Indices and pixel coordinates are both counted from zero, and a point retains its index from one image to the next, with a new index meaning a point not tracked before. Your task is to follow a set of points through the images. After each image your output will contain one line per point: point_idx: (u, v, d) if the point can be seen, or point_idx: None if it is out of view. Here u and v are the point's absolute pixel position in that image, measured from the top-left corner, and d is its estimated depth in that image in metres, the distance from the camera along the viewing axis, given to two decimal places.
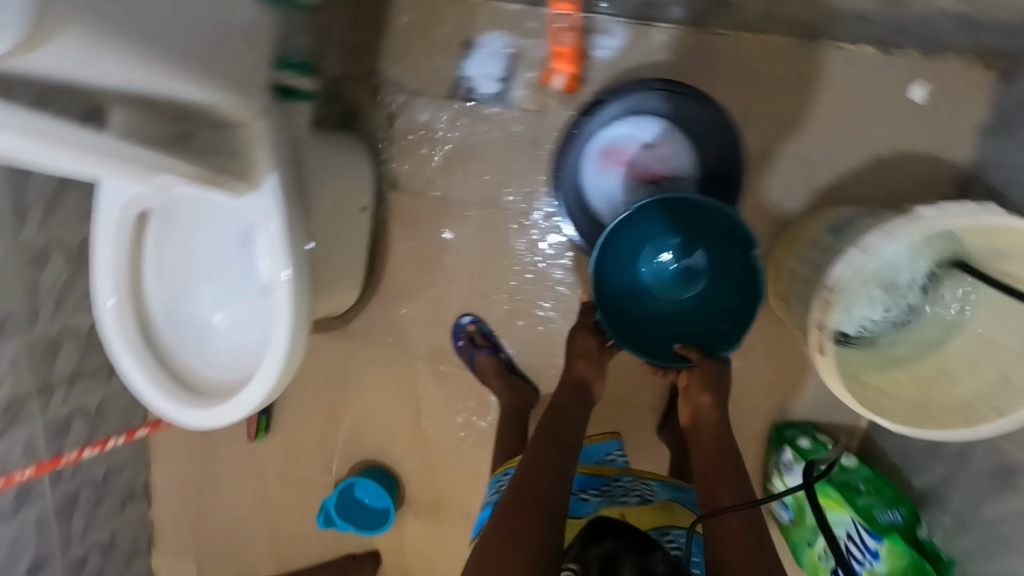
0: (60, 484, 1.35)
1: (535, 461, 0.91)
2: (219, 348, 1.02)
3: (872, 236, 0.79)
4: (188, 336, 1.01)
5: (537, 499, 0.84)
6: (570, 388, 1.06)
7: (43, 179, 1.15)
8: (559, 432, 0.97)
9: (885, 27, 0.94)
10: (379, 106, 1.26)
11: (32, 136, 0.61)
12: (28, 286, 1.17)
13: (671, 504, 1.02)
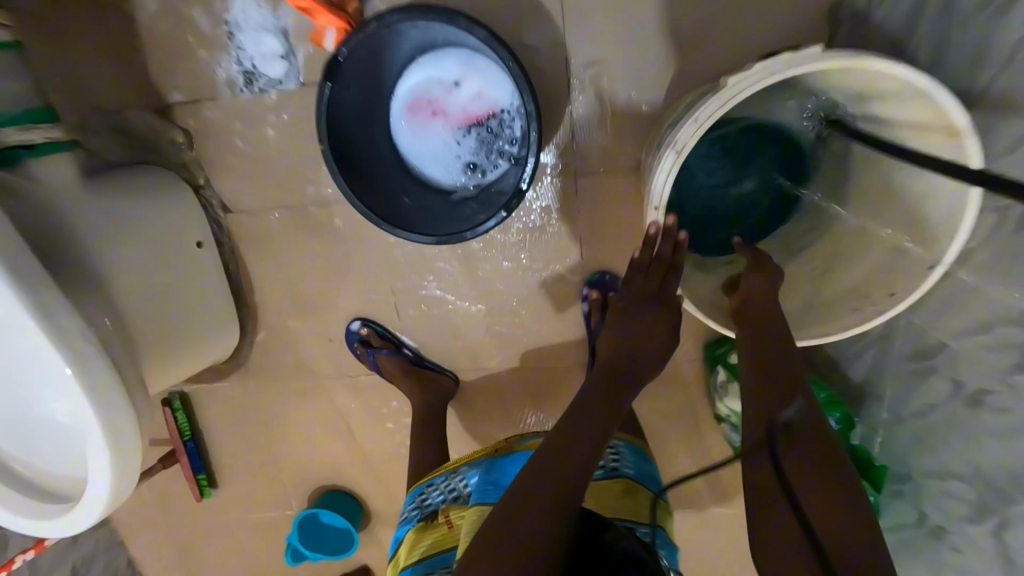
0: None
1: (561, 454, 0.72)
2: (63, 449, 0.92)
3: (681, 133, 0.71)
4: (30, 442, 0.93)
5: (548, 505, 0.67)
6: (648, 323, 0.83)
7: None
8: (603, 422, 0.75)
9: None
10: (171, 127, 1.10)
11: None
12: None
13: (635, 487, 0.88)
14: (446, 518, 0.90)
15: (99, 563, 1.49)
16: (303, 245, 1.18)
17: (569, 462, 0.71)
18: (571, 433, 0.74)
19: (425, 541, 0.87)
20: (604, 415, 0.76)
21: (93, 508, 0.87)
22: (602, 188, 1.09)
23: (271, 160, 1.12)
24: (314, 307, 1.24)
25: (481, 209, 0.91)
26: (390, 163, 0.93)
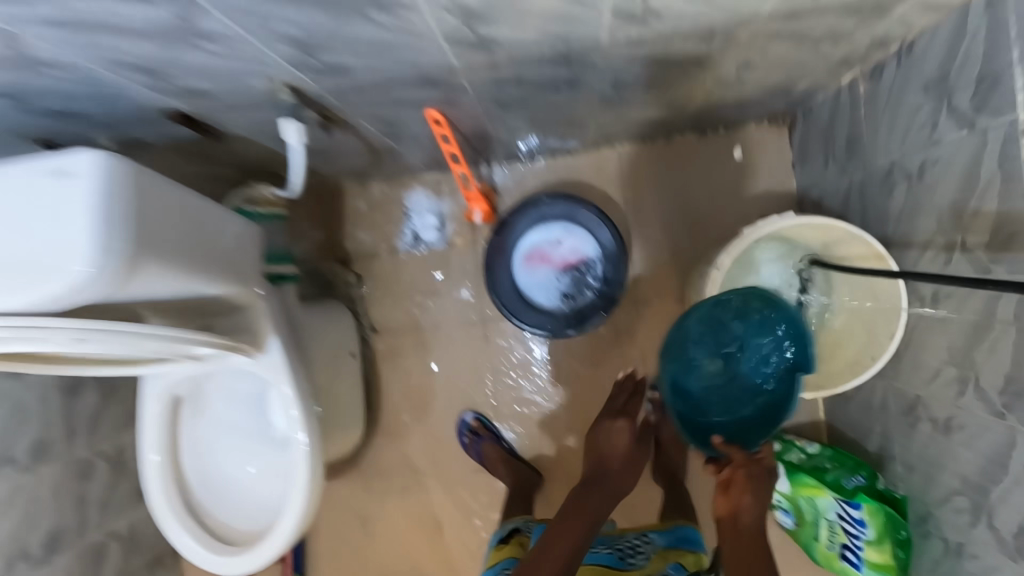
0: None
1: (552, 546, 0.93)
2: (254, 497, 1.19)
3: (721, 258, 1.09)
4: (228, 485, 1.19)
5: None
6: (622, 438, 1.14)
7: (90, 403, 1.38)
8: (586, 519, 0.97)
9: (689, 121, 1.31)
10: (349, 270, 1.55)
11: (105, 332, 0.72)
12: (78, 499, 1.34)
13: (667, 551, 1.07)
14: (519, 541, 1.13)
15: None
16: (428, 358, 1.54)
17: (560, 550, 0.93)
18: (565, 515, 0.99)
19: (502, 551, 1.11)
20: (587, 514, 0.98)
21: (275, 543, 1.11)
22: (655, 315, 1.47)
23: (415, 294, 1.54)
24: (427, 409, 1.55)
25: (576, 325, 1.35)
26: (515, 287, 1.37)
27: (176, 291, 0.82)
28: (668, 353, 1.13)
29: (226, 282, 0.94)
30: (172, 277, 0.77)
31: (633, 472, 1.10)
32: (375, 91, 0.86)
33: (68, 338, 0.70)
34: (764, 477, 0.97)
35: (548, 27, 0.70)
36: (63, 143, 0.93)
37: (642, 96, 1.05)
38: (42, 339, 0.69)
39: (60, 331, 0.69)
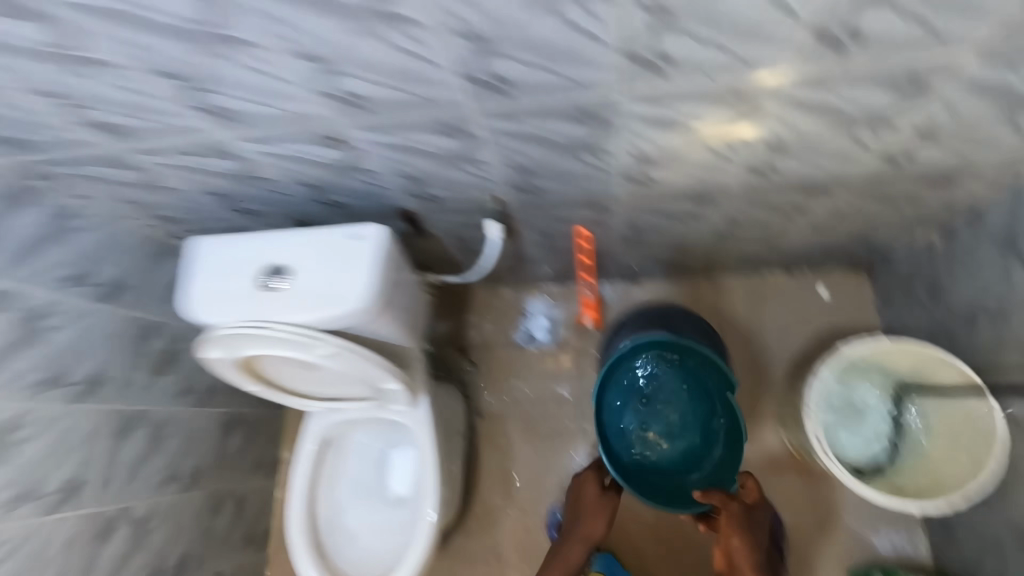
0: None
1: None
2: (374, 545, 1.33)
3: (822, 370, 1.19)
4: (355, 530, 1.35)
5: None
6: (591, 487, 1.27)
7: (235, 444, 1.57)
8: (573, 565, 1.20)
9: (781, 259, 1.53)
10: (466, 358, 1.76)
11: (340, 349, 0.95)
12: (207, 531, 1.47)
13: None
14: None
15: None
16: (527, 447, 1.67)
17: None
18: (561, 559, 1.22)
19: None
20: (573, 560, 1.20)
21: None
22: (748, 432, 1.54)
23: (522, 385, 1.73)
24: (522, 498, 1.63)
25: None
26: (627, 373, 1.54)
27: (384, 330, 1.05)
28: (600, 410, 1.28)
29: (408, 337, 1.17)
30: (387, 317, 1.01)
31: (605, 519, 1.24)
32: (550, 208, 1.16)
33: (318, 348, 0.94)
34: (754, 515, 1.14)
35: (695, 172, 0.98)
36: (312, 224, 1.27)
37: (747, 233, 1.29)
38: (303, 347, 0.93)
39: (316, 342, 0.93)
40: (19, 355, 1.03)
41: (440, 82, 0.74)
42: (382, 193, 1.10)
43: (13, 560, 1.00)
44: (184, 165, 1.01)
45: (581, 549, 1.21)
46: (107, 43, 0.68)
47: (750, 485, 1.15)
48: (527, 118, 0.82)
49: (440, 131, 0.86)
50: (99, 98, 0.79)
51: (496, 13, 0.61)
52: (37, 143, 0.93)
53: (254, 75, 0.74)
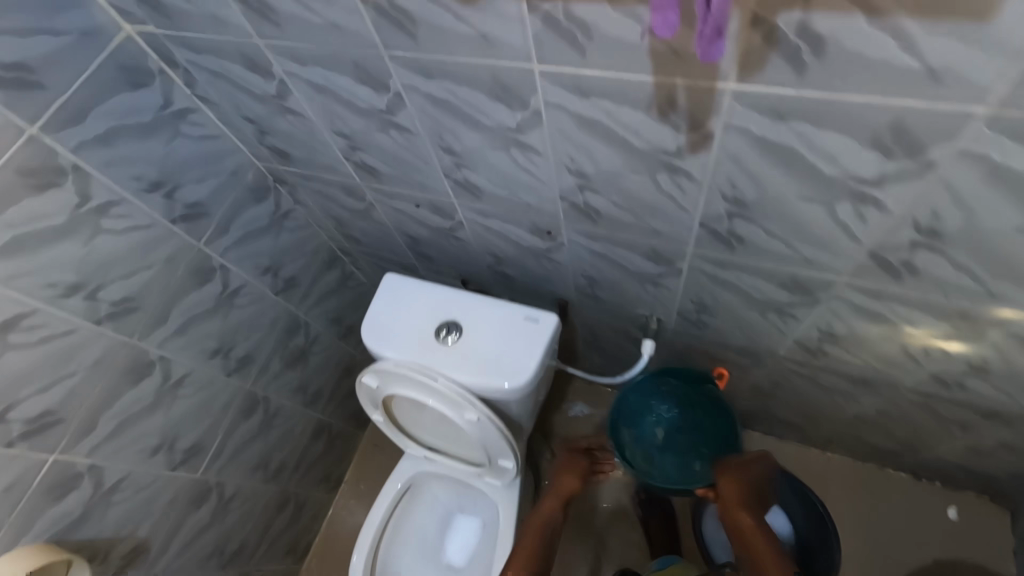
0: None
1: (531, 538, 1.15)
2: None
3: None
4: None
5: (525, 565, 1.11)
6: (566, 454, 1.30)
7: (315, 453, 1.61)
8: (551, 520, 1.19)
9: (912, 462, 1.43)
10: (547, 445, 1.67)
11: (490, 421, 1.01)
12: (266, 529, 1.48)
13: None
14: None
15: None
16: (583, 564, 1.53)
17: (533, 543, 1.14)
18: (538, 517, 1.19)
19: None
20: (548, 512, 1.20)
21: None
22: None
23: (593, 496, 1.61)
24: None
25: None
26: (722, 525, 1.43)
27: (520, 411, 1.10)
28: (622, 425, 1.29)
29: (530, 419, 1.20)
30: (533, 402, 1.07)
31: (581, 476, 1.25)
32: (702, 342, 1.17)
33: (471, 415, 1.00)
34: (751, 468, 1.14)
35: (875, 362, 0.97)
36: (468, 283, 1.35)
37: (891, 426, 1.23)
38: (460, 410, 1.00)
39: (472, 411, 0.99)
40: (207, 322, 1.15)
41: (679, 222, 0.80)
42: (553, 281, 1.18)
43: (130, 502, 1.07)
44: (401, 210, 1.13)
45: (556, 502, 1.21)
46: (415, 116, 0.80)
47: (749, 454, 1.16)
48: (737, 270, 0.86)
49: (646, 255, 0.92)
50: (376, 148, 0.92)
51: (771, 192, 0.66)
52: (301, 159, 1.08)
53: (517, 171, 0.83)
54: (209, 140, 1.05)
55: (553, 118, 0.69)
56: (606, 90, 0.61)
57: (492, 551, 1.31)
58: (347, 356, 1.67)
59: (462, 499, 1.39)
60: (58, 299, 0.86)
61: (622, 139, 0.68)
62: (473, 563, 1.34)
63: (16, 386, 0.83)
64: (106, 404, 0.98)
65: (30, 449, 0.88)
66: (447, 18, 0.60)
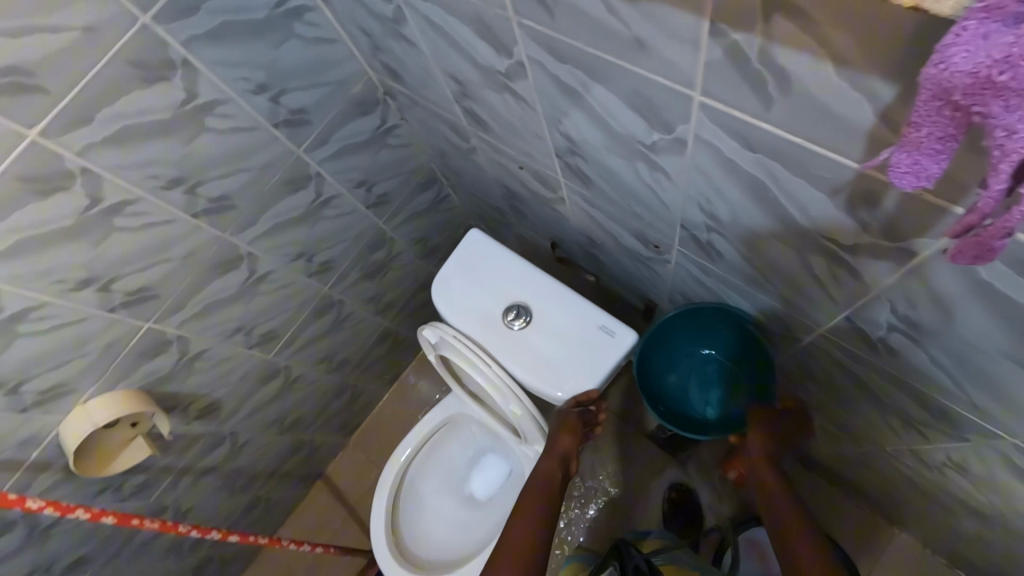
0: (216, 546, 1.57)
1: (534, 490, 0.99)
2: (445, 530, 1.40)
3: None
4: (429, 501, 1.42)
5: (533, 520, 0.95)
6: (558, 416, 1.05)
7: (375, 353, 1.70)
8: (552, 482, 1.01)
9: None
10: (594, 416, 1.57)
11: (534, 415, 0.99)
12: (322, 406, 1.63)
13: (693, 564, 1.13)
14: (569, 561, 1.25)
15: (243, 561, 1.71)
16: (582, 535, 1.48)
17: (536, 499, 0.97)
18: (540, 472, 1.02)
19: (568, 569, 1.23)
20: (550, 473, 1.02)
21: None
22: None
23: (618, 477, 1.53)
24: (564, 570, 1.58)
25: None
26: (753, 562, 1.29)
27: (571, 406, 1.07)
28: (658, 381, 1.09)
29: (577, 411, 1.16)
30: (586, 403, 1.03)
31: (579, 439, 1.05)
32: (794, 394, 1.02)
33: (514, 406, 0.98)
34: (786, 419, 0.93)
35: (1006, 508, 0.78)
36: (555, 248, 1.25)
37: (987, 551, 1.05)
38: (504, 398, 0.97)
39: (517, 403, 0.97)
40: (296, 226, 1.16)
41: (820, 305, 0.63)
42: (645, 283, 1.04)
43: (210, 369, 1.19)
44: (502, 164, 1.02)
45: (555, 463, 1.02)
46: (536, 92, 0.66)
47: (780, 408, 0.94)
48: (872, 369, 0.69)
49: (763, 310, 0.77)
50: (488, 104, 0.80)
51: (964, 330, 0.49)
52: (410, 83, 0.98)
53: (637, 183, 0.68)
54: (323, 44, 0.97)
55: (697, 153, 0.53)
56: (782, 155, 0.45)
57: (511, 504, 1.36)
58: (424, 273, 1.67)
59: (495, 443, 1.43)
60: (160, 191, 0.88)
61: (779, 207, 0.52)
62: (493, 502, 1.39)
63: (119, 264, 0.90)
64: (197, 287, 1.05)
65: (129, 316, 0.97)
66: (598, 7, 0.45)
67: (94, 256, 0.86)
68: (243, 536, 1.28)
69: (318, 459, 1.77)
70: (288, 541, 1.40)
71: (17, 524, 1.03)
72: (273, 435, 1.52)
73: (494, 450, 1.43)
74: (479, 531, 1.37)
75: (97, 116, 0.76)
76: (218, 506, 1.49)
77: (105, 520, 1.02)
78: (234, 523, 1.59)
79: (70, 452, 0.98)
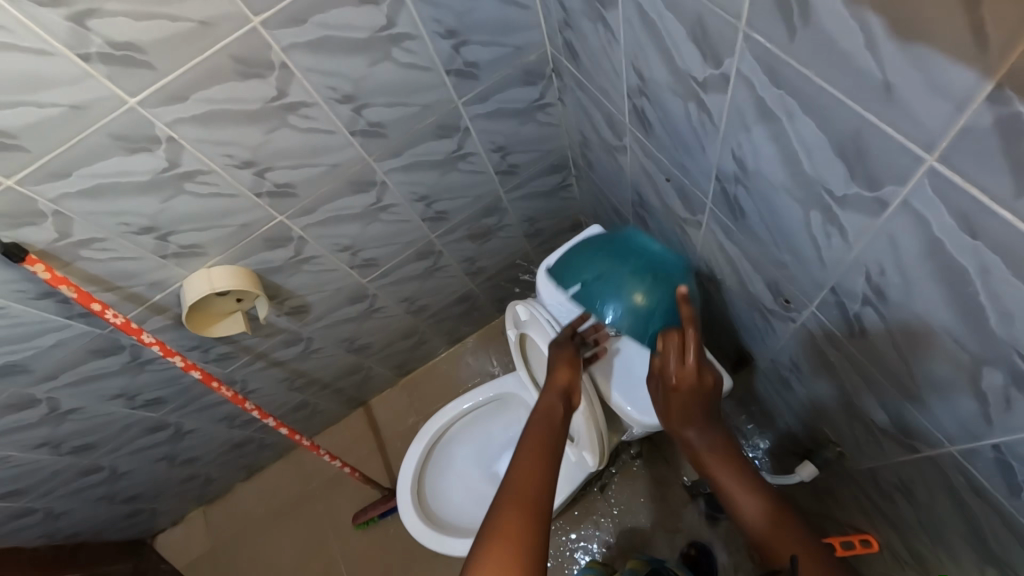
0: (261, 429, 1.70)
1: (537, 427, 0.85)
2: (464, 496, 1.43)
3: None
4: (459, 463, 1.46)
5: (542, 461, 0.79)
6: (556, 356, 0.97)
7: (451, 310, 1.75)
8: (552, 416, 0.88)
9: None
10: (639, 447, 1.53)
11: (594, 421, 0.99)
12: (389, 341, 1.71)
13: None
14: None
15: (276, 451, 1.84)
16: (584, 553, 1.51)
17: (540, 431, 0.84)
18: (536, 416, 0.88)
19: None
20: (548, 406, 0.90)
21: (451, 543, 1.31)
22: None
23: (639, 515, 1.51)
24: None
25: None
26: None
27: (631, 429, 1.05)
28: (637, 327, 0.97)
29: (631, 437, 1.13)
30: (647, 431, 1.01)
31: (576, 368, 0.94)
32: (872, 506, 0.93)
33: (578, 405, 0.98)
34: (670, 400, 0.87)
35: None
36: None
37: None
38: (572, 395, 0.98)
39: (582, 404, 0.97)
40: (430, 170, 1.21)
41: (965, 423, 0.57)
42: (750, 335, 0.99)
43: (313, 274, 1.28)
44: (647, 170, 1.00)
45: (556, 397, 0.91)
46: (727, 109, 0.64)
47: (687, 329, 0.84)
48: (995, 511, 0.62)
49: (884, 405, 0.71)
50: (664, 107, 0.78)
51: None
52: (586, 67, 0.98)
53: (799, 231, 0.65)
54: (517, 9, 0.98)
55: (896, 222, 0.49)
56: (1009, 251, 0.40)
57: None
58: (522, 252, 1.69)
59: None
60: (333, 102, 0.95)
61: (971, 304, 0.47)
62: None
63: (278, 156, 0.98)
64: (331, 198, 1.12)
65: (269, 205, 1.06)
66: (855, 40, 0.42)
67: (262, 143, 0.94)
68: (291, 432, 1.38)
69: (369, 387, 1.86)
70: (324, 451, 1.49)
71: (124, 349, 1.16)
72: (341, 353, 1.61)
73: None
74: None
75: (310, 21, 0.82)
76: (276, 397, 1.61)
77: (192, 373, 1.14)
78: (281, 416, 1.71)
79: (186, 305, 1.09)
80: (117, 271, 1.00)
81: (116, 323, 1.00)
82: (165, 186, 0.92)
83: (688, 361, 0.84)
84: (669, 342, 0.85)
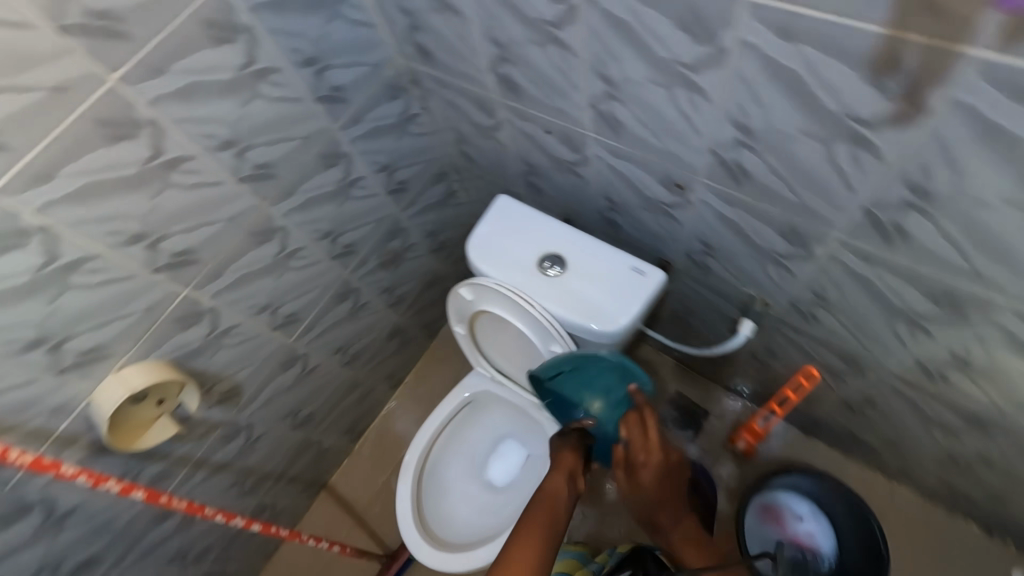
0: (221, 556, 1.48)
1: (542, 508, 0.92)
2: (469, 513, 1.39)
3: None
4: (452, 484, 1.41)
5: (537, 541, 0.86)
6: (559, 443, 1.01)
7: (384, 349, 1.72)
8: (558, 499, 0.94)
9: (990, 519, 1.33)
10: None
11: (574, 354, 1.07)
12: (332, 403, 1.62)
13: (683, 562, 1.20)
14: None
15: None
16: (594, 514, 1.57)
17: (545, 512, 0.91)
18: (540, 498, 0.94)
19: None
20: (553, 489, 0.95)
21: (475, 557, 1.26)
22: None
23: None
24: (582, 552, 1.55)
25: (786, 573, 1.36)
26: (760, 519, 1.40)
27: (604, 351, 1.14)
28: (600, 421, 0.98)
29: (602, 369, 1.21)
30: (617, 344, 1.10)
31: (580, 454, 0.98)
32: (801, 337, 1.11)
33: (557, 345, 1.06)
34: (642, 479, 0.91)
35: (1004, 401, 0.88)
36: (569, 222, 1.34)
37: (983, 477, 1.15)
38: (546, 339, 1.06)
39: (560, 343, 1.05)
40: (326, 204, 1.21)
41: (838, 203, 0.74)
42: (660, 241, 1.14)
43: (236, 348, 1.19)
44: (526, 134, 1.12)
45: (560, 479, 0.95)
46: (583, 36, 0.77)
47: (643, 409, 0.93)
48: (883, 267, 0.79)
49: (782, 232, 0.87)
50: (528, 62, 0.90)
51: (968, 185, 0.60)
52: (443, 62, 1.08)
53: (671, 114, 0.79)
54: (363, 28, 1.06)
55: (740, 60, 0.64)
56: (818, 37, 0.56)
57: (536, 481, 1.36)
58: (433, 269, 1.72)
59: (516, 422, 1.44)
60: (213, 151, 0.93)
61: (809, 97, 0.62)
62: (517, 481, 1.40)
63: (169, 222, 0.93)
64: (236, 256, 1.07)
65: (171, 280, 0.98)
66: None
67: (149, 210, 0.89)
68: (265, 526, 1.23)
69: (326, 463, 1.73)
70: (308, 535, 1.35)
71: (34, 507, 0.97)
72: (287, 432, 1.50)
73: (516, 429, 1.44)
74: (504, 511, 1.36)
75: (170, 70, 0.81)
76: (228, 509, 1.42)
77: (135, 494, 0.98)
78: (239, 531, 1.51)
79: (104, 421, 0.95)
80: (7, 406, 0.85)
81: (25, 463, 0.83)
82: (47, 285, 0.82)
83: (652, 434, 0.91)
84: (632, 423, 0.92)
